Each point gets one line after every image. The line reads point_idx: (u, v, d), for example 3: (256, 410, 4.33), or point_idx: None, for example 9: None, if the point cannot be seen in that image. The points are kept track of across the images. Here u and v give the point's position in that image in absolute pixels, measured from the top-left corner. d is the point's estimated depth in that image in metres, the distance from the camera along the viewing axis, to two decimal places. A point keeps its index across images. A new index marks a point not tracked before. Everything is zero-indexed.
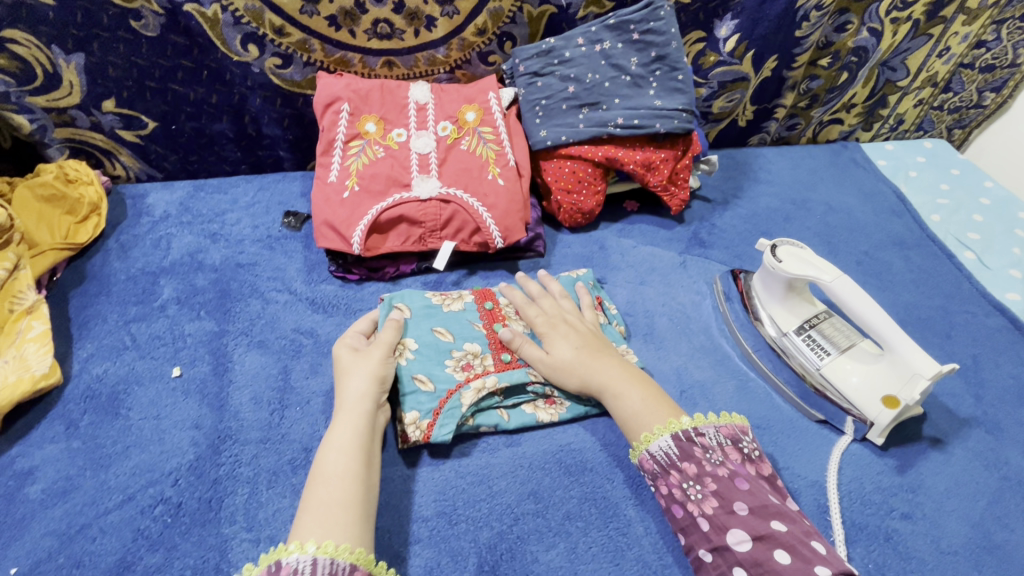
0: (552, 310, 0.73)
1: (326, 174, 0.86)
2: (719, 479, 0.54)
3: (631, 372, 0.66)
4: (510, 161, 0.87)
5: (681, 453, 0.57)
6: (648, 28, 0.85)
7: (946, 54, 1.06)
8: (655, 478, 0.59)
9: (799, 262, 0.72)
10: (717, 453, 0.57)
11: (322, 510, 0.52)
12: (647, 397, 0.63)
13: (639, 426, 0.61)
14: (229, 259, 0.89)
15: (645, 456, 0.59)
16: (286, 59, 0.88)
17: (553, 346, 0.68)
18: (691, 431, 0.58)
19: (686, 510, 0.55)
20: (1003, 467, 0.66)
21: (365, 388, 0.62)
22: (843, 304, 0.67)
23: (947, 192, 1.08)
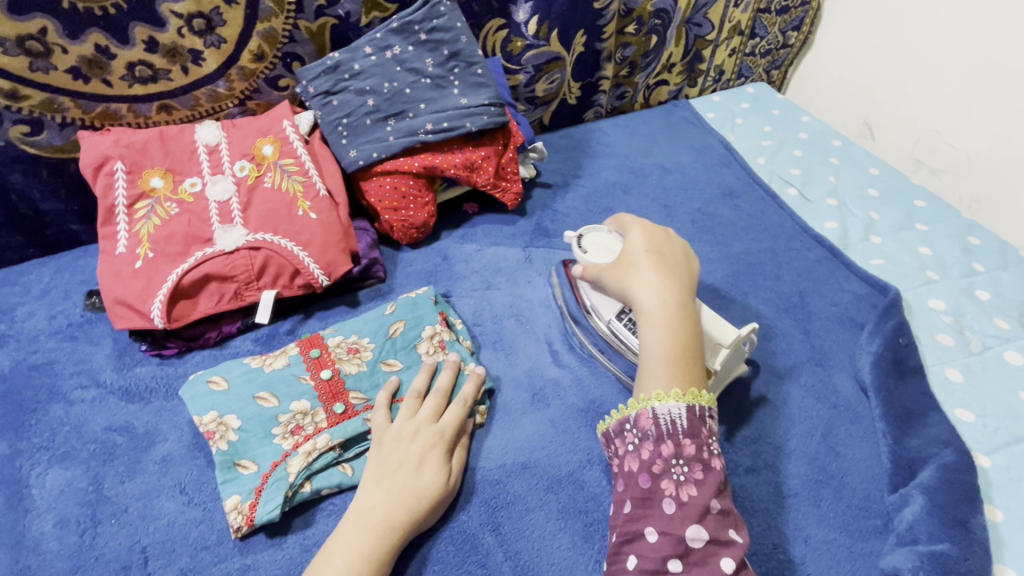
0: (638, 231, 0.69)
1: (112, 246, 0.76)
2: (711, 472, 0.54)
3: (660, 291, 0.62)
4: (321, 190, 0.80)
5: (687, 426, 0.56)
6: (433, 26, 0.82)
7: (742, 3, 1.10)
8: (644, 441, 0.57)
9: (602, 251, 0.71)
10: (717, 446, 0.57)
11: None
12: (677, 346, 0.60)
13: (660, 378, 0.58)
14: (19, 363, 0.76)
15: (646, 412, 0.57)
16: (34, 124, 0.76)
17: (633, 272, 0.65)
18: (705, 412, 0.57)
19: (656, 482, 0.54)
20: (832, 395, 0.69)
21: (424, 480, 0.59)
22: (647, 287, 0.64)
23: (771, 133, 1.13)
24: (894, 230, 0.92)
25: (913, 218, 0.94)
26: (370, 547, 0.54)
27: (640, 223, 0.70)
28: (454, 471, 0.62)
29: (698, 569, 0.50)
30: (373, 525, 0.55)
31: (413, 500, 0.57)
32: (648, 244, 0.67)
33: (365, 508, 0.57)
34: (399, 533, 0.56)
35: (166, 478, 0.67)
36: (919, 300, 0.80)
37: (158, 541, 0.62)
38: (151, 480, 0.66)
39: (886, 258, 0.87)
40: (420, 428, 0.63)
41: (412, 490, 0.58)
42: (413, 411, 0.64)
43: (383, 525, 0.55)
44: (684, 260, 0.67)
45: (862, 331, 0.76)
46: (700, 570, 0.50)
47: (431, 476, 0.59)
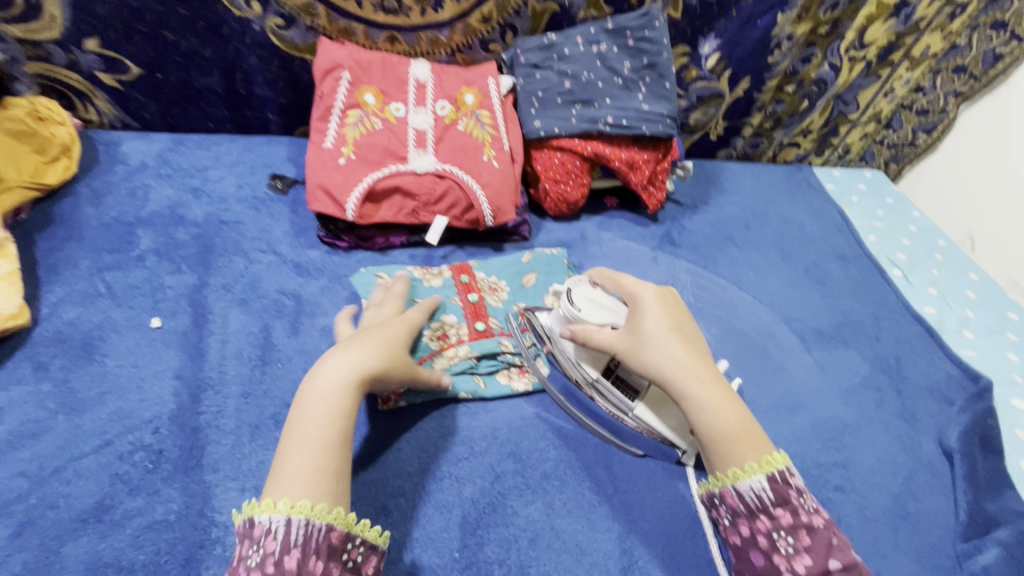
0: (649, 310, 0.66)
1: (321, 139, 0.86)
2: (816, 534, 0.56)
3: (692, 369, 0.63)
4: (505, 145, 0.91)
5: (775, 497, 0.58)
6: (643, 36, 0.92)
7: (891, 94, 1.20)
8: (737, 518, 0.60)
9: (601, 312, 0.68)
10: (809, 500, 0.59)
11: (295, 464, 0.53)
12: (735, 419, 0.61)
13: (731, 452, 0.60)
14: (212, 215, 0.87)
15: (728, 492, 0.60)
16: (288, 20, 0.88)
17: (648, 350, 0.64)
18: (785, 471, 0.59)
19: (767, 558, 0.57)
20: (916, 449, 0.77)
21: (373, 354, 0.61)
22: (665, 350, 0.64)
23: (883, 217, 1.21)
24: (985, 331, 1.00)
25: (1005, 326, 1.01)
26: (329, 393, 0.57)
27: (646, 297, 0.68)
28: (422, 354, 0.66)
29: None
30: (332, 377, 0.58)
31: (368, 355, 0.61)
32: (658, 325, 0.65)
33: (320, 370, 0.59)
34: (355, 380, 0.58)
35: (325, 344, 0.74)
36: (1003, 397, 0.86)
37: None
38: (312, 342, 0.74)
39: (976, 351, 0.95)
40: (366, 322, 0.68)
41: (377, 351, 0.62)
42: (374, 317, 0.70)
43: (346, 377, 0.58)
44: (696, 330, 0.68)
45: (952, 406, 0.83)
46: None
47: (380, 350, 0.62)
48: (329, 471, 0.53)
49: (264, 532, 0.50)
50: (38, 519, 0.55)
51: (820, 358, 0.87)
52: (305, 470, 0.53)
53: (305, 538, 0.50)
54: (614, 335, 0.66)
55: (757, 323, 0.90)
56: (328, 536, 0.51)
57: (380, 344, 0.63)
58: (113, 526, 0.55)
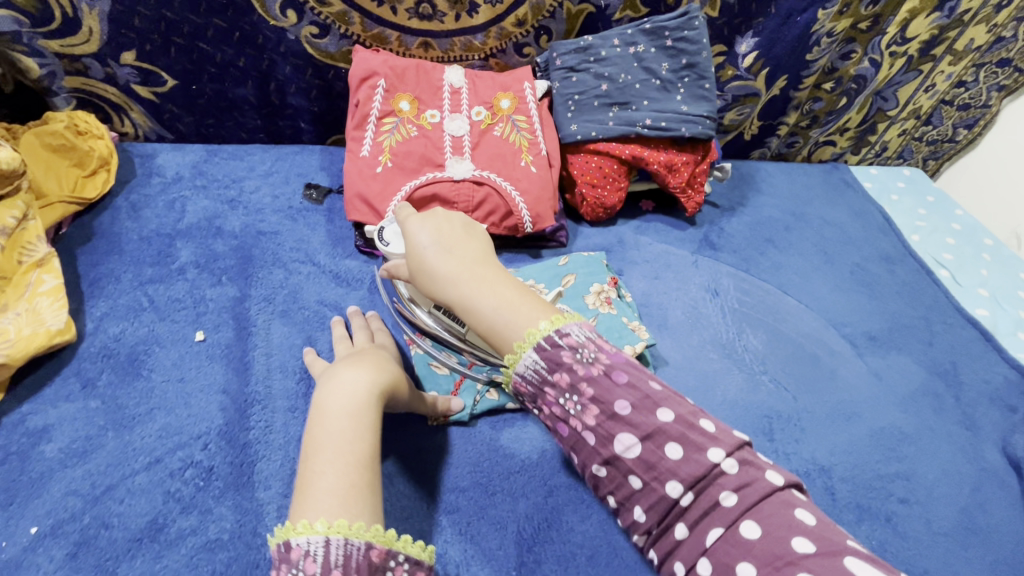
0: (420, 225, 0.59)
1: (357, 148, 0.86)
2: (597, 383, 0.50)
3: (462, 273, 0.55)
4: (542, 150, 0.89)
5: (547, 363, 0.51)
6: (682, 36, 0.89)
7: (931, 90, 1.16)
8: (536, 398, 0.54)
9: (402, 242, 0.66)
10: (589, 348, 0.51)
11: (325, 481, 0.48)
12: (511, 305, 0.53)
13: (504, 339, 0.53)
14: (249, 226, 0.86)
15: (517, 379, 0.54)
16: (323, 29, 0.87)
17: (421, 267, 0.57)
18: (556, 335, 0.51)
19: (570, 427, 0.52)
20: (981, 459, 0.74)
21: (389, 370, 0.60)
22: (427, 259, 0.56)
23: (925, 216, 1.17)
24: None
25: None
26: (351, 408, 0.53)
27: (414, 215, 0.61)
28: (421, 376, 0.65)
29: (653, 476, 0.49)
30: (353, 392, 0.55)
31: (387, 371, 0.59)
32: (429, 238, 0.57)
33: (333, 390, 0.55)
34: (375, 393, 0.56)
35: None
36: None
37: None
38: None
39: None
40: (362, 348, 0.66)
41: (388, 369, 0.61)
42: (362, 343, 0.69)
43: (368, 391, 0.56)
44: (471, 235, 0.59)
45: (1014, 413, 0.80)
46: (654, 475, 0.48)
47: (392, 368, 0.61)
48: (365, 483, 0.49)
49: (302, 556, 0.44)
50: (93, 540, 0.54)
51: (872, 364, 0.84)
52: (338, 488, 0.48)
53: (345, 559, 0.44)
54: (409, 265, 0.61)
55: (804, 328, 0.88)
56: (369, 554, 0.45)
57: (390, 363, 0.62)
58: (169, 546, 0.54)
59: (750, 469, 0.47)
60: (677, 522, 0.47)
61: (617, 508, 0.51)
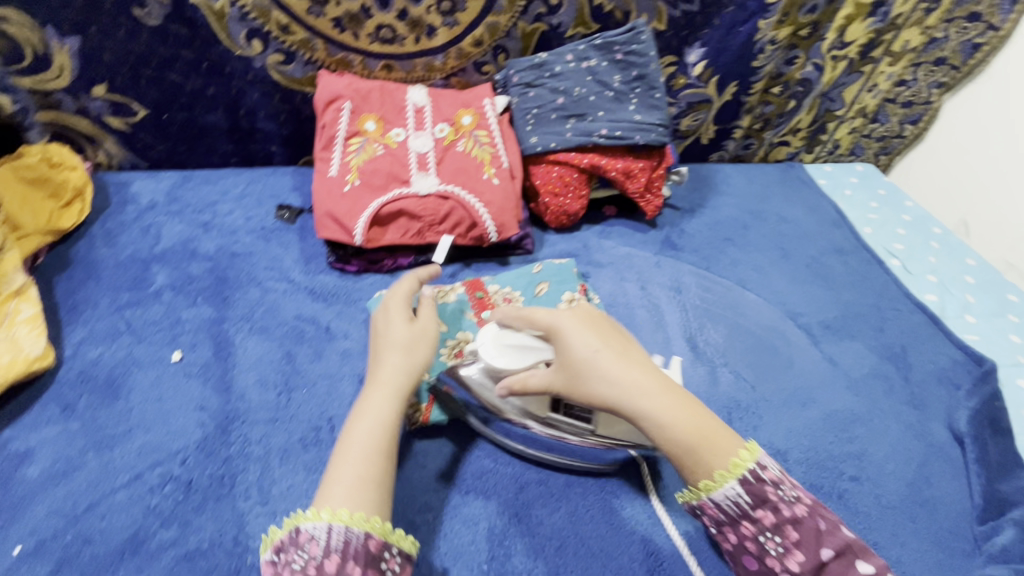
0: (575, 334, 0.63)
1: (326, 168, 0.89)
2: (802, 525, 0.54)
3: (639, 386, 0.60)
4: (504, 163, 0.93)
5: (753, 499, 0.56)
6: (631, 50, 0.95)
7: (874, 90, 1.23)
8: (721, 526, 0.58)
9: (523, 355, 0.65)
10: (789, 489, 0.56)
11: (339, 480, 0.54)
12: (695, 424, 0.58)
13: (703, 461, 0.57)
14: (223, 248, 0.89)
15: (706, 502, 0.58)
16: (288, 56, 0.91)
17: (590, 385, 0.60)
18: (756, 468, 0.56)
19: (762, 565, 0.56)
20: (928, 436, 0.78)
21: (407, 369, 0.64)
22: (594, 369, 0.61)
23: (877, 209, 1.23)
24: (987, 314, 1.01)
25: (1005, 309, 1.03)
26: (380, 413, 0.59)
27: (566, 325, 0.64)
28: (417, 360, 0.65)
29: None
30: (369, 401, 0.61)
31: (399, 376, 0.63)
32: (585, 344, 0.62)
33: (373, 391, 0.62)
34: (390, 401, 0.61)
35: (347, 367, 0.75)
36: (1010, 376, 0.88)
37: (342, 415, 0.70)
38: (335, 365, 0.75)
39: (979, 335, 0.96)
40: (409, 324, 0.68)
41: (402, 368, 0.64)
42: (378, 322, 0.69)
43: (381, 399, 0.61)
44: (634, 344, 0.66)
45: (959, 390, 0.85)
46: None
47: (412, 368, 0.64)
48: (373, 479, 0.55)
49: (308, 539, 0.51)
50: (76, 557, 0.56)
51: (827, 351, 0.89)
52: (351, 481, 0.54)
53: (345, 542, 0.51)
54: (544, 376, 0.63)
55: (762, 320, 0.92)
56: (366, 544, 0.51)
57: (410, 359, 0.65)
58: (149, 558, 0.57)
59: None
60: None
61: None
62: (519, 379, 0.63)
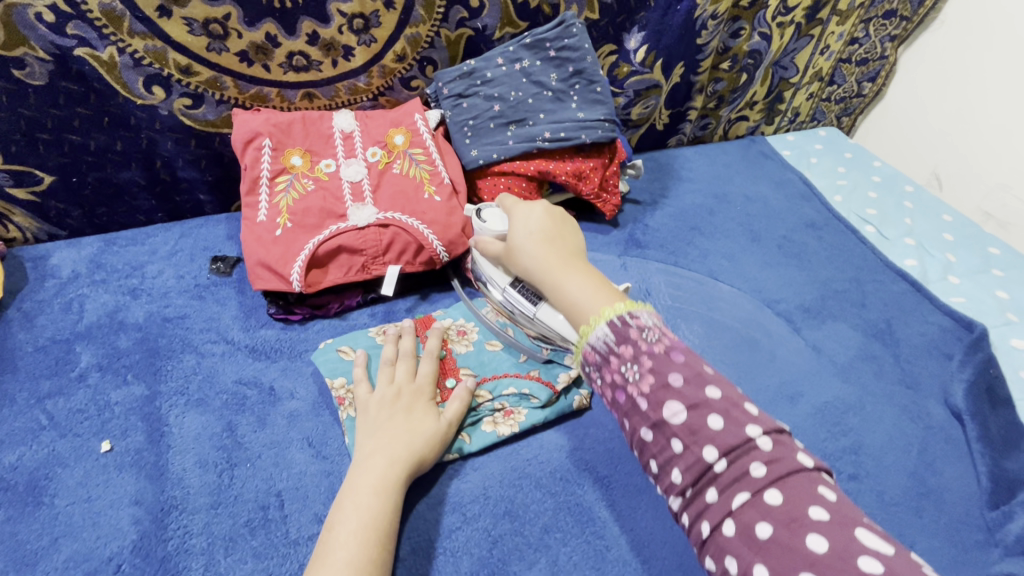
0: (520, 218, 0.69)
1: (254, 214, 0.82)
2: (658, 360, 0.51)
3: (544, 259, 0.63)
4: (445, 178, 0.87)
5: (616, 338, 0.53)
6: (563, 45, 0.89)
7: (827, 52, 1.18)
8: (599, 371, 0.54)
9: (501, 221, 0.74)
10: (656, 333, 0.53)
11: (341, 560, 0.51)
12: (587, 283, 0.59)
13: (578, 316, 0.57)
14: (154, 314, 0.82)
15: (587, 350, 0.55)
16: (196, 98, 0.84)
17: (519, 248, 0.66)
18: (628, 316, 0.53)
19: (626, 395, 0.52)
20: (925, 417, 0.74)
21: (419, 432, 0.62)
22: (518, 249, 0.66)
23: (845, 174, 1.18)
24: (970, 273, 0.97)
25: (988, 264, 0.98)
26: (380, 484, 0.57)
27: (523, 207, 0.71)
28: (448, 413, 0.66)
29: (694, 442, 0.48)
30: (379, 466, 0.58)
31: (410, 441, 0.61)
32: (528, 228, 0.67)
33: (366, 459, 0.59)
34: (399, 468, 0.59)
35: (295, 431, 0.69)
36: (1002, 338, 0.84)
37: (292, 487, 0.64)
38: (280, 432, 0.69)
39: (965, 297, 0.92)
40: (402, 389, 0.67)
41: (413, 431, 0.62)
42: (397, 372, 0.69)
43: (389, 464, 0.59)
44: (573, 236, 0.67)
45: (951, 361, 0.80)
46: (697, 442, 0.48)
47: (425, 430, 0.63)
48: (377, 560, 0.53)
49: None
50: None
51: (810, 337, 0.84)
52: (354, 563, 0.52)
53: None
54: (499, 245, 0.71)
55: (738, 312, 0.87)
56: None
57: (426, 420, 0.64)
58: None
59: (781, 447, 0.47)
60: (707, 487, 0.47)
61: (657, 474, 0.51)
62: (481, 240, 0.74)
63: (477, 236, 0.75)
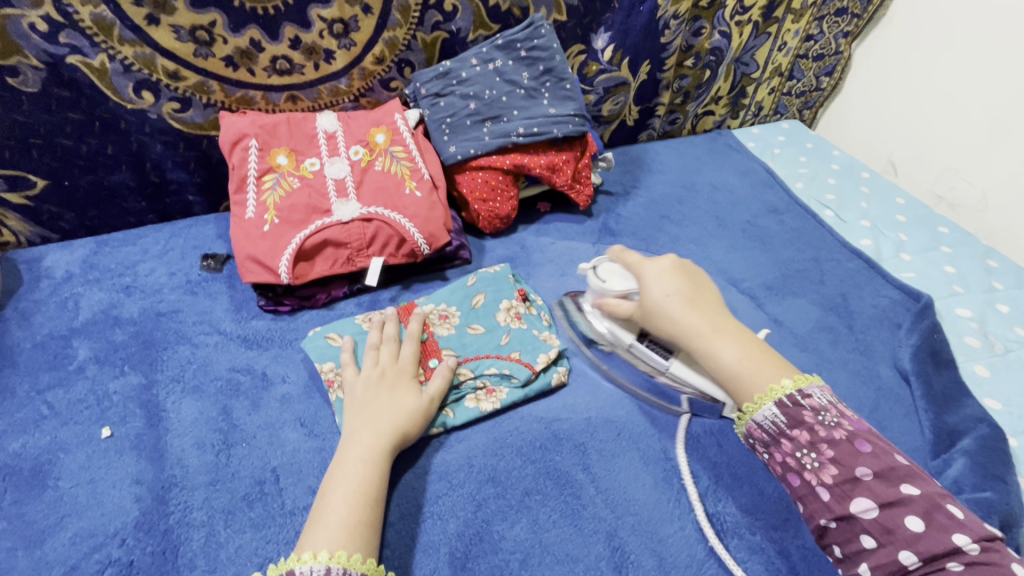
0: (652, 278, 0.72)
1: (242, 212, 0.86)
2: (837, 445, 0.56)
3: (696, 321, 0.68)
4: (425, 175, 0.91)
5: (789, 420, 0.60)
6: (533, 45, 0.95)
7: (785, 48, 1.25)
8: (767, 446, 0.61)
9: (621, 278, 0.75)
10: (830, 415, 0.59)
11: (333, 522, 0.55)
12: (749, 351, 0.66)
13: (745, 389, 0.64)
14: (148, 309, 0.86)
15: (751, 425, 0.62)
16: (184, 102, 0.88)
17: (663, 312, 0.69)
18: (798, 395, 0.60)
19: (801, 479, 0.58)
20: (876, 380, 0.80)
21: (403, 407, 0.67)
22: (663, 309, 0.69)
23: (806, 163, 1.25)
24: (921, 250, 1.03)
25: (938, 241, 1.05)
26: (367, 455, 0.62)
27: (650, 266, 0.74)
28: (430, 389, 0.70)
29: (890, 540, 0.51)
30: (366, 440, 0.63)
31: (394, 415, 0.65)
32: (664, 288, 0.70)
33: (354, 434, 0.64)
34: (385, 440, 0.63)
35: (288, 413, 0.73)
36: (948, 308, 0.91)
37: (286, 463, 0.68)
38: (274, 414, 0.73)
39: (915, 272, 0.98)
40: (386, 369, 0.71)
41: (397, 407, 0.66)
42: (381, 355, 0.73)
43: (376, 437, 0.63)
44: (711, 296, 0.72)
45: (900, 329, 0.87)
46: (893, 541, 0.51)
47: (409, 405, 0.67)
48: (366, 522, 0.57)
49: None
50: None
51: (772, 312, 0.89)
52: (345, 524, 0.56)
53: None
54: (629, 306, 0.73)
55: None
56: None
57: (411, 396, 0.68)
58: None
59: (993, 553, 0.49)
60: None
61: (842, 559, 0.54)
62: (605, 301, 0.75)
63: (598, 295, 0.75)
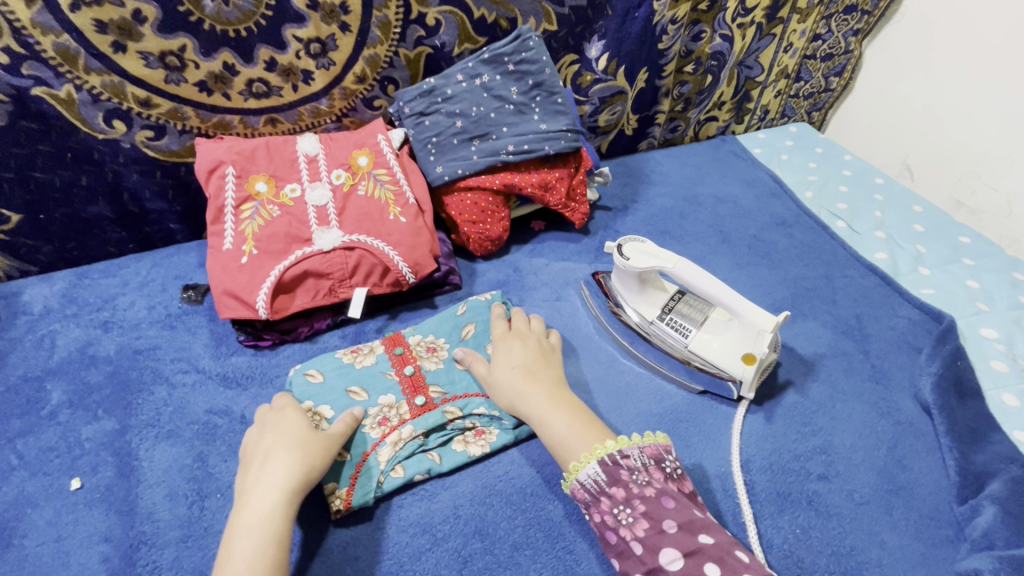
0: (501, 350, 0.72)
1: (220, 243, 0.82)
2: (649, 499, 0.55)
3: (529, 396, 0.66)
4: (410, 198, 0.87)
5: (608, 478, 0.57)
6: (521, 58, 0.90)
7: (791, 49, 1.18)
8: (588, 506, 0.58)
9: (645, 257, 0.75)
10: (644, 473, 0.57)
11: None
12: (571, 421, 0.63)
13: (568, 453, 0.61)
14: (125, 347, 0.82)
15: (576, 486, 0.59)
16: (158, 130, 0.84)
17: (503, 385, 0.68)
18: (617, 455, 0.58)
19: (618, 535, 0.55)
20: (894, 412, 0.74)
21: (291, 455, 0.59)
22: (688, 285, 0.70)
23: (816, 169, 1.19)
24: (940, 263, 0.97)
25: (958, 253, 0.99)
26: (260, 517, 0.54)
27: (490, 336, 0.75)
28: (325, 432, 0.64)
29: None
30: (256, 501, 0.56)
31: (284, 465, 0.58)
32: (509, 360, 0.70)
33: (243, 499, 0.56)
34: (277, 495, 0.56)
35: None
36: (971, 328, 0.85)
37: None
38: None
39: (935, 289, 0.92)
40: (272, 422, 0.64)
41: (286, 455, 0.59)
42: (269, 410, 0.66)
43: (268, 494, 0.56)
44: (552, 367, 0.71)
45: (920, 354, 0.81)
46: None
47: (299, 451, 0.60)
48: None
49: None
50: None
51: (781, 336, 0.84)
52: None
53: None
54: None
55: None
56: None
57: (301, 442, 0.61)
58: None
59: None
60: None
61: None
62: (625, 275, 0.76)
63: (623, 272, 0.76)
